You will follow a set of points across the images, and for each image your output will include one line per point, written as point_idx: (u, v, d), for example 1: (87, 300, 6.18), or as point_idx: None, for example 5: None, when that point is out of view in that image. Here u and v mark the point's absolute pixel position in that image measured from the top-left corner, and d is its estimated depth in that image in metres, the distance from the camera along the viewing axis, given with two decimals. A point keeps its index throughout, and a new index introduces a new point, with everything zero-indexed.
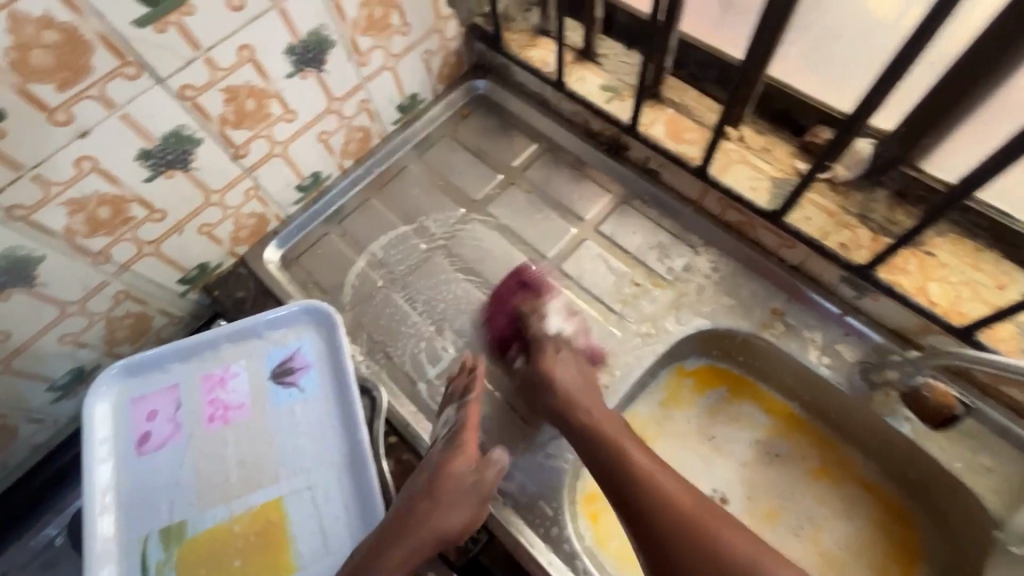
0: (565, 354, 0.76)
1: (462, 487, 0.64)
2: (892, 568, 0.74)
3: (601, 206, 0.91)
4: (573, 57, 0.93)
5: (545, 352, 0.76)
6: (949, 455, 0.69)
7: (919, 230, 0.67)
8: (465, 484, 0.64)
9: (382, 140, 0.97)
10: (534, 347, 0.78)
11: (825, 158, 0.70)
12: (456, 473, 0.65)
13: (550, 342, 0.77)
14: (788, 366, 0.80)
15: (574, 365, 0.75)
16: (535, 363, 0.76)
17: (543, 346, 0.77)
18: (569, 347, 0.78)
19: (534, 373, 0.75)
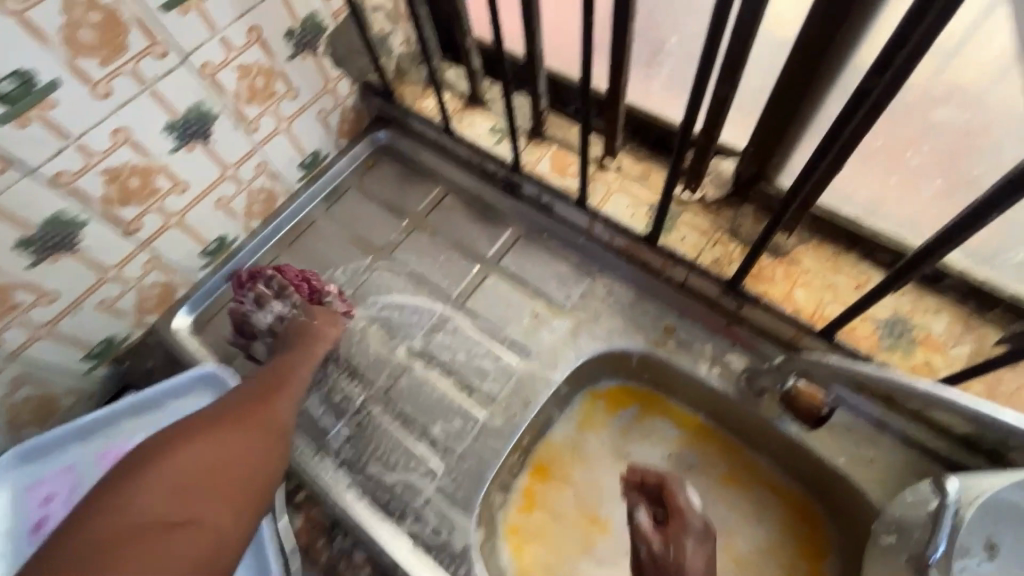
0: (697, 541, 0.65)
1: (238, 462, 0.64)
2: (800, 565, 0.77)
3: (500, 242, 0.94)
4: (463, 103, 0.98)
5: (679, 542, 0.65)
6: (833, 451, 0.73)
7: (771, 233, 0.69)
8: (247, 441, 0.66)
9: (288, 197, 1.00)
10: (673, 527, 0.67)
11: (669, 182, 0.72)
12: (249, 435, 0.67)
13: (688, 532, 0.66)
14: (684, 380, 0.83)
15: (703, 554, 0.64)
16: (669, 540, 0.65)
17: (676, 532, 0.66)
18: (699, 532, 0.65)
19: (675, 557, 0.63)
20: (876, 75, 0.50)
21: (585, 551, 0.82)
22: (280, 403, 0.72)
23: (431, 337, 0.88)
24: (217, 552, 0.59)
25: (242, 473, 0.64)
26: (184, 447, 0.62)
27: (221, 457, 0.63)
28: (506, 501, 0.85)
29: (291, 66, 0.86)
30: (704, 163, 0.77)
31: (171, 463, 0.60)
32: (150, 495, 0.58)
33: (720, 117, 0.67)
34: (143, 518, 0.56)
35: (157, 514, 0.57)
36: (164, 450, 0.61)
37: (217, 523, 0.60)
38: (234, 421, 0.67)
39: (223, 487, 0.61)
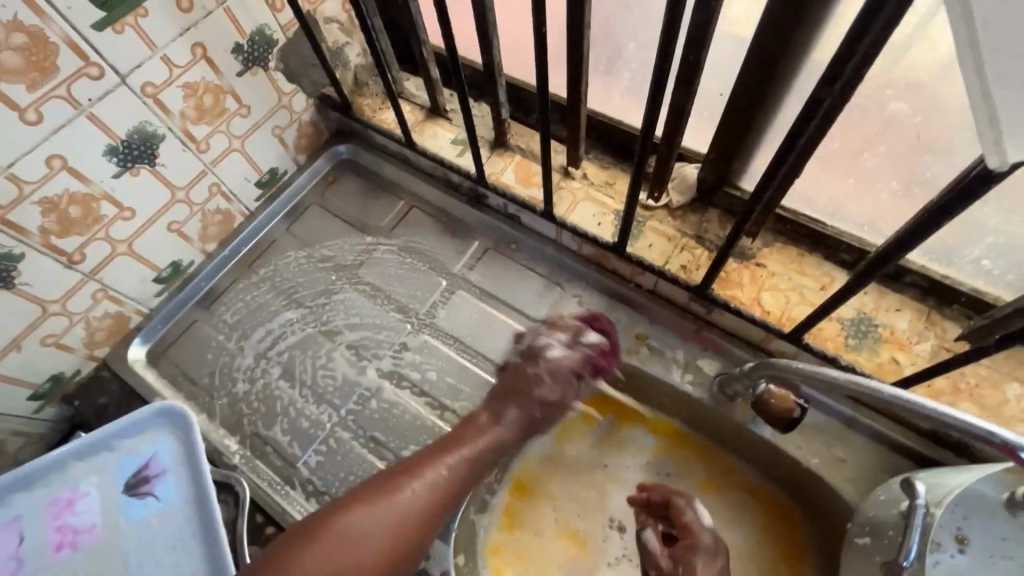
0: (707, 557, 0.66)
1: (353, 548, 0.56)
2: (780, 567, 0.77)
3: (468, 255, 0.92)
4: (424, 115, 0.96)
5: (687, 560, 0.67)
6: (807, 453, 0.73)
7: (736, 239, 0.69)
8: (385, 532, 0.58)
9: (247, 218, 0.97)
10: (682, 545, 0.69)
11: (632, 191, 0.71)
12: (470, 467, 0.65)
13: (699, 549, 0.67)
14: (658, 388, 0.83)
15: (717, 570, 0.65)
16: (676, 559, 0.68)
17: (684, 550, 0.68)
18: (708, 548, 0.67)
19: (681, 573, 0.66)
20: (829, 84, 0.50)
21: (566, 567, 0.81)
22: (506, 420, 0.70)
23: (400, 357, 0.85)
24: (397, 550, 0.58)
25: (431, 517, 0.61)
26: (419, 479, 0.62)
27: (456, 461, 0.65)
28: (484, 520, 0.83)
29: (241, 83, 0.83)
30: (668, 169, 0.77)
31: (357, 515, 0.58)
32: (337, 568, 0.55)
33: (680, 125, 0.67)
34: (370, 559, 0.57)
35: (351, 560, 0.56)
36: (363, 504, 0.59)
37: (382, 560, 0.58)
38: (408, 473, 0.63)
39: (421, 517, 0.60)
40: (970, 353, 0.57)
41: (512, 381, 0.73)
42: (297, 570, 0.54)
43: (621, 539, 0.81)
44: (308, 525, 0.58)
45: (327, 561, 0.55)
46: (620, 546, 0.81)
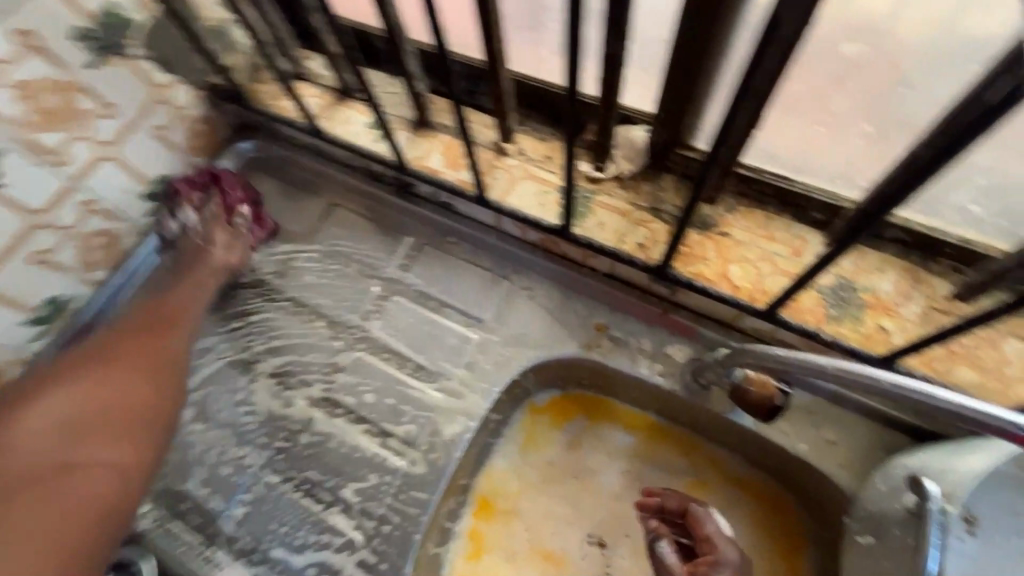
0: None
1: (82, 395, 0.64)
2: (777, 563, 0.70)
3: (401, 254, 0.81)
4: (334, 98, 0.84)
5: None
6: (794, 438, 0.65)
7: (693, 211, 0.59)
8: (123, 386, 0.66)
9: (139, 236, 0.83)
10: (701, 561, 0.61)
11: (569, 165, 0.61)
12: (128, 373, 0.66)
13: (720, 565, 0.59)
14: (626, 382, 0.74)
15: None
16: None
17: (706, 566, 0.60)
18: (733, 564, 0.60)
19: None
20: (788, 10, 0.40)
21: None
22: (202, 273, 0.77)
23: (330, 380, 0.74)
24: (151, 406, 0.67)
25: (171, 360, 0.70)
26: (120, 347, 0.68)
27: (167, 331, 0.71)
28: (448, 551, 0.74)
29: (97, 78, 0.69)
30: (608, 135, 0.66)
31: (84, 372, 0.65)
32: (76, 387, 0.64)
33: (617, 80, 0.56)
34: (82, 403, 0.64)
35: (88, 407, 0.64)
36: (67, 368, 0.66)
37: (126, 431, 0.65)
38: (147, 323, 0.71)
39: (152, 369, 0.68)
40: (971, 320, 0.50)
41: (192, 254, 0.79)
42: (15, 428, 0.61)
43: (601, 553, 0.73)
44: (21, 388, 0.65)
45: (54, 400, 0.63)
46: (601, 561, 0.73)
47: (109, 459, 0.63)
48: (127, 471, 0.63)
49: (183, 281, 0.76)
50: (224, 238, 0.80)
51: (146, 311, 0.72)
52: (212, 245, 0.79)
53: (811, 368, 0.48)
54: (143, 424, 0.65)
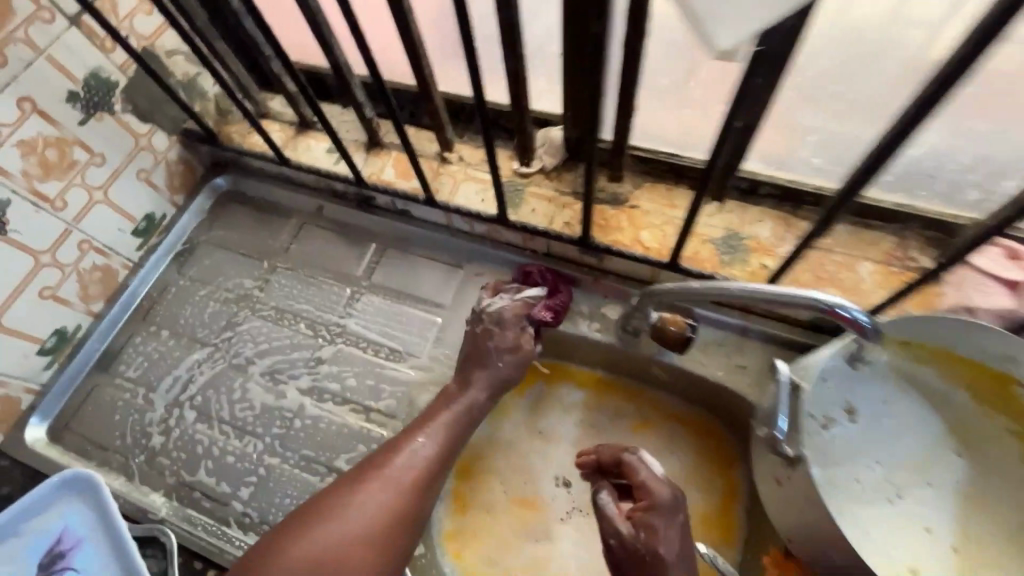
0: (667, 520, 0.61)
1: (347, 522, 0.61)
2: (716, 480, 0.82)
3: (368, 259, 0.93)
4: (295, 130, 0.96)
5: (649, 525, 0.61)
6: (711, 368, 0.78)
7: (591, 184, 0.72)
8: (387, 500, 0.64)
9: (131, 270, 0.93)
10: (641, 508, 0.63)
11: (493, 160, 0.74)
12: (379, 488, 0.64)
13: (656, 510, 0.62)
14: (574, 343, 0.86)
15: (675, 531, 0.61)
16: (640, 525, 0.61)
17: (643, 512, 0.62)
18: (668, 507, 0.62)
19: (644, 542, 0.60)
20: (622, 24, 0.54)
21: (523, 534, 0.82)
22: (475, 388, 0.75)
23: (316, 371, 0.84)
24: (394, 511, 0.63)
25: (423, 481, 0.67)
26: (378, 480, 0.65)
27: (445, 423, 0.72)
28: (435, 510, 0.84)
29: (87, 132, 0.80)
30: (527, 136, 0.80)
31: (366, 495, 0.63)
32: (364, 512, 0.61)
33: (521, 88, 0.70)
34: (364, 532, 0.60)
35: (335, 553, 0.58)
36: (369, 475, 0.65)
37: (382, 532, 0.62)
38: (378, 474, 0.65)
39: (425, 471, 0.67)
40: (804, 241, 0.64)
41: (477, 330, 0.77)
42: (301, 542, 0.59)
43: (569, 493, 0.84)
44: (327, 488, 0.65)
45: (345, 520, 0.61)
46: (569, 500, 0.84)
47: (378, 505, 0.63)
48: (393, 514, 0.63)
49: (443, 413, 0.73)
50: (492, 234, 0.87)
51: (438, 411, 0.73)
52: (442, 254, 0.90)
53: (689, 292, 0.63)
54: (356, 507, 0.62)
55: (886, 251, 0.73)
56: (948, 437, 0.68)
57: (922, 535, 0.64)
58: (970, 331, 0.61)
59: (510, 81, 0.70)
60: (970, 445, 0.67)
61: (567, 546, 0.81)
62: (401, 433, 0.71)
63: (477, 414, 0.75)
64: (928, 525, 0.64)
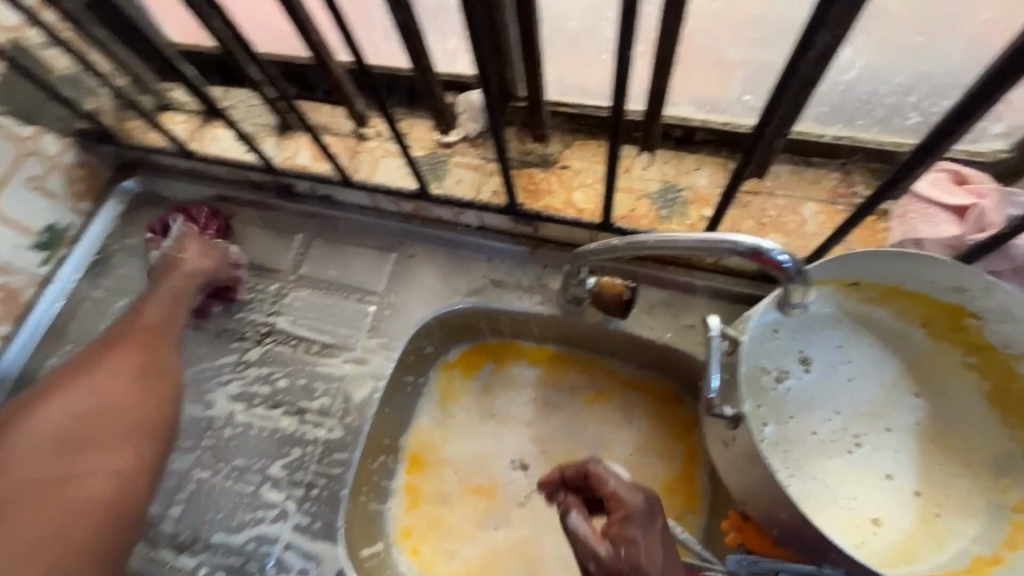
0: (645, 529, 0.53)
1: (84, 401, 0.65)
2: (677, 446, 0.79)
3: (294, 251, 0.86)
4: (201, 120, 0.89)
5: (627, 539, 0.52)
6: (660, 330, 0.74)
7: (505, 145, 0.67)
8: (118, 370, 0.67)
9: (38, 288, 0.86)
10: (615, 522, 0.53)
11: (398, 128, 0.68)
12: (109, 364, 0.68)
13: (631, 520, 0.53)
14: (518, 320, 0.81)
15: (655, 539, 0.53)
16: (617, 541, 0.52)
17: (618, 526, 0.53)
18: (644, 513, 0.53)
19: (626, 559, 0.51)
20: None
21: (482, 521, 0.79)
22: (194, 255, 0.78)
23: (246, 376, 0.79)
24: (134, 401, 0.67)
25: (149, 339, 0.71)
26: (90, 367, 0.67)
27: (153, 302, 0.73)
28: (389, 506, 0.80)
29: None
30: (441, 100, 0.74)
31: (72, 391, 0.65)
32: (62, 405, 0.64)
33: (418, 45, 0.64)
34: (77, 416, 0.64)
35: (57, 437, 0.63)
36: (78, 372, 0.67)
37: (113, 402, 0.66)
38: (114, 349, 0.69)
39: (142, 334, 0.71)
40: (731, 183, 0.60)
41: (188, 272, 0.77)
42: (2, 452, 0.61)
43: (526, 475, 0.80)
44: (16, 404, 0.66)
45: (77, 395, 0.65)
46: (527, 482, 0.80)
47: (104, 380, 0.66)
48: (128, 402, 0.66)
49: (158, 293, 0.75)
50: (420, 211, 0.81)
51: (155, 285, 0.75)
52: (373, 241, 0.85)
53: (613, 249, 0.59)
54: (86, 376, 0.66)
55: (830, 189, 0.68)
56: (908, 379, 0.64)
57: (884, 483, 0.60)
58: (915, 264, 0.57)
59: (404, 39, 0.64)
60: (931, 385, 0.64)
61: (528, 529, 0.78)
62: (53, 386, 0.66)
63: (199, 275, 0.78)
64: (889, 472, 0.61)
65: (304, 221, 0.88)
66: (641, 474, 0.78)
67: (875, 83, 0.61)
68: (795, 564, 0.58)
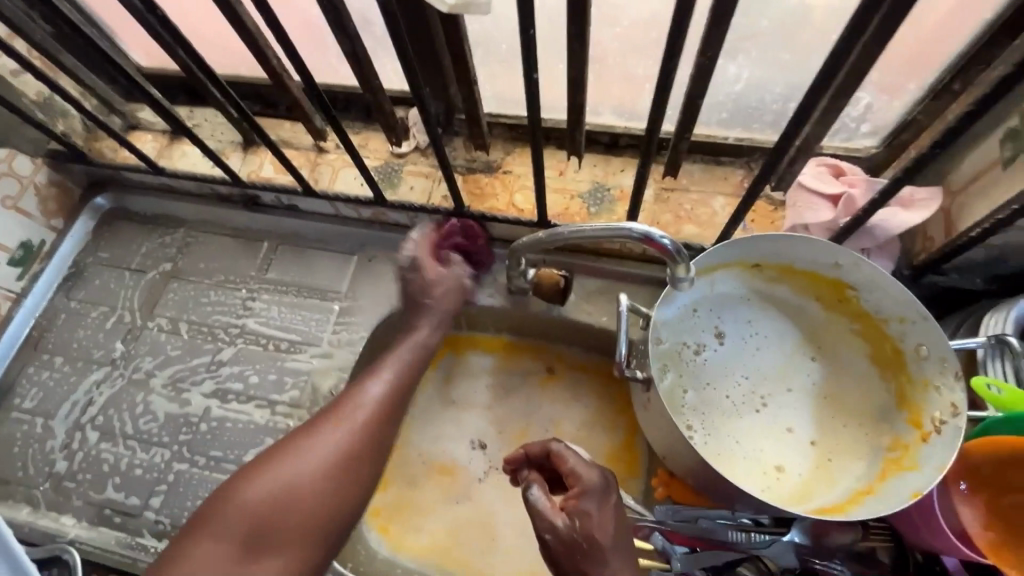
0: (599, 501, 0.60)
1: (309, 470, 0.58)
2: (619, 419, 0.87)
3: (261, 258, 0.93)
4: (169, 138, 0.95)
5: (582, 511, 0.59)
6: (597, 315, 0.82)
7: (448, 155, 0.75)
8: (344, 443, 0.60)
9: (14, 302, 0.90)
10: (572, 496, 0.61)
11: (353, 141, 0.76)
12: (323, 444, 0.60)
13: (588, 494, 0.60)
14: (472, 312, 0.89)
15: (610, 510, 0.60)
16: (573, 513, 0.59)
17: (575, 499, 0.60)
18: (600, 488, 0.61)
19: (580, 529, 0.58)
20: None
21: (446, 497, 0.86)
22: (425, 326, 0.71)
23: (218, 374, 0.84)
24: (324, 517, 0.57)
25: (372, 426, 0.62)
26: (381, 370, 0.66)
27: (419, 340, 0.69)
28: None
29: None
30: (392, 115, 0.82)
31: (326, 433, 0.61)
32: (319, 450, 0.59)
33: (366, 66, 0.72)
34: (320, 475, 0.58)
35: (282, 495, 0.57)
36: (327, 417, 0.62)
37: (343, 465, 0.59)
38: (339, 417, 0.62)
39: (376, 411, 0.63)
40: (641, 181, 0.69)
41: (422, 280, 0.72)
42: (297, 463, 0.58)
43: (485, 454, 0.87)
44: (329, 405, 0.64)
45: (307, 467, 0.58)
46: (486, 460, 0.87)
47: (309, 469, 0.58)
48: (335, 494, 0.58)
49: (386, 364, 0.67)
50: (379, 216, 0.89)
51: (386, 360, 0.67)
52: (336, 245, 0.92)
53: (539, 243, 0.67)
54: (317, 537, 0.57)
55: (735, 183, 0.78)
56: (807, 345, 0.74)
57: (786, 436, 0.70)
58: (798, 245, 0.67)
59: (354, 61, 0.72)
60: (825, 349, 0.73)
61: (488, 503, 0.85)
62: (284, 448, 0.60)
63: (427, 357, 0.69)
64: (791, 426, 0.70)
65: (271, 227, 0.94)
66: (588, 446, 0.86)
67: (760, 94, 0.72)
68: (713, 510, 0.67)
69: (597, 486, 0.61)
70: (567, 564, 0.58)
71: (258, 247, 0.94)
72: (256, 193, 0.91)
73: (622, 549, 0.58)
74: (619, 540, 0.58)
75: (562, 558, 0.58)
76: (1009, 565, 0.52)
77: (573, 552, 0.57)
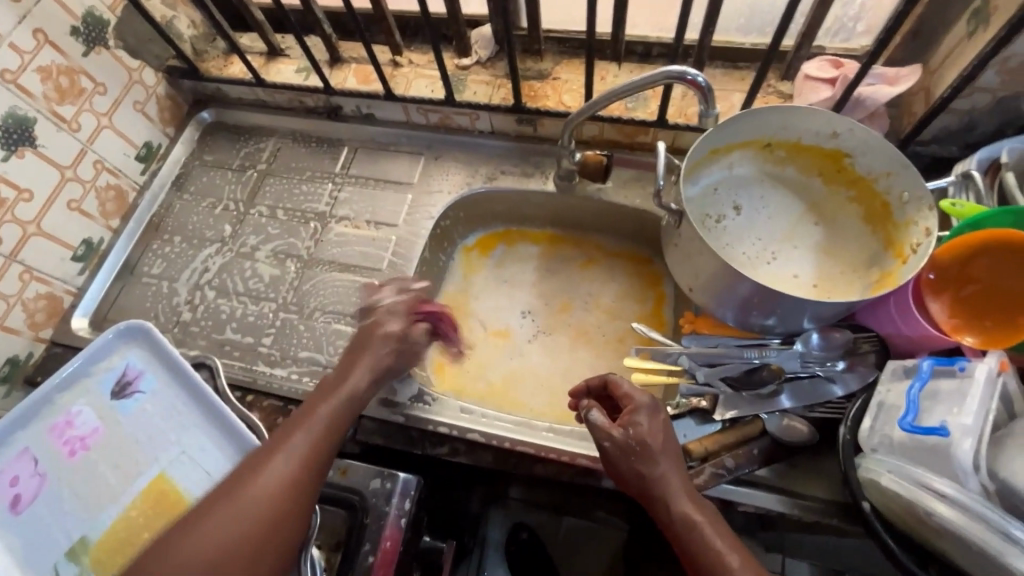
0: (649, 415, 0.67)
1: (234, 525, 0.55)
2: (649, 292, 1.02)
3: (343, 159, 1.09)
4: (265, 59, 1.11)
5: (634, 421, 0.66)
6: (631, 197, 0.98)
7: (515, 55, 0.91)
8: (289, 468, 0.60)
9: (139, 193, 1.07)
10: (625, 412, 0.67)
11: (435, 44, 0.92)
12: (242, 498, 0.56)
13: (640, 409, 0.67)
14: (522, 201, 1.04)
15: (660, 423, 0.67)
16: (626, 424, 0.66)
17: (629, 414, 0.67)
18: (649, 404, 0.67)
19: (635, 436, 0.64)
20: None
21: (501, 355, 1.01)
22: (358, 372, 0.71)
23: (315, 246, 1.01)
24: (290, 520, 0.58)
25: (314, 453, 0.62)
26: (318, 408, 0.66)
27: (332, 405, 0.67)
28: (427, 347, 1.02)
29: (90, 63, 0.94)
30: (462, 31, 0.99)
31: (271, 465, 0.59)
32: (265, 481, 0.58)
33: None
34: (271, 503, 0.57)
35: (273, 495, 0.57)
36: (277, 446, 0.62)
37: (289, 495, 0.58)
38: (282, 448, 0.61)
39: (311, 448, 0.62)
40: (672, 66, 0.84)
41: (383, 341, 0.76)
42: (235, 498, 0.56)
43: (533, 321, 1.02)
44: (276, 438, 0.63)
45: (234, 517, 0.55)
46: (534, 326, 1.02)
47: (270, 485, 0.58)
48: (297, 498, 0.59)
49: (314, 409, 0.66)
50: (447, 119, 1.05)
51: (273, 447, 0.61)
52: (407, 147, 1.08)
53: (583, 111, 0.82)
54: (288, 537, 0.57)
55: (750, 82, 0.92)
56: (810, 214, 0.88)
57: (792, 280, 0.84)
58: (803, 117, 0.81)
59: None
60: (825, 216, 0.88)
61: (537, 358, 1.00)
62: (202, 510, 0.56)
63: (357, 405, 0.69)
64: (796, 273, 0.84)
65: (350, 134, 1.11)
66: (622, 314, 1.01)
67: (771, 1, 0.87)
68: (732, 337, 0.82)
69: (648, 405, 0.67)
70: (625, 471, 0.64)
71: (340, 149, 1.11)
72: (342, 102, 1.08)
73: (670, 457, 0.65)
74: (667, 449, 0.65)
75: (620, 467, 0.65)
76: (965, 335, 0.67)
77: (628, 456, 0.64)
